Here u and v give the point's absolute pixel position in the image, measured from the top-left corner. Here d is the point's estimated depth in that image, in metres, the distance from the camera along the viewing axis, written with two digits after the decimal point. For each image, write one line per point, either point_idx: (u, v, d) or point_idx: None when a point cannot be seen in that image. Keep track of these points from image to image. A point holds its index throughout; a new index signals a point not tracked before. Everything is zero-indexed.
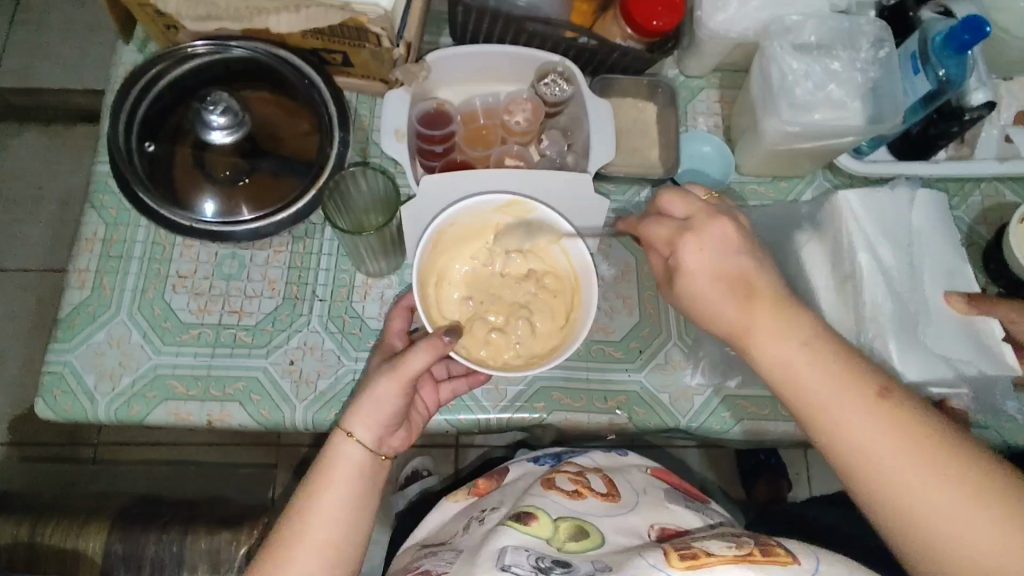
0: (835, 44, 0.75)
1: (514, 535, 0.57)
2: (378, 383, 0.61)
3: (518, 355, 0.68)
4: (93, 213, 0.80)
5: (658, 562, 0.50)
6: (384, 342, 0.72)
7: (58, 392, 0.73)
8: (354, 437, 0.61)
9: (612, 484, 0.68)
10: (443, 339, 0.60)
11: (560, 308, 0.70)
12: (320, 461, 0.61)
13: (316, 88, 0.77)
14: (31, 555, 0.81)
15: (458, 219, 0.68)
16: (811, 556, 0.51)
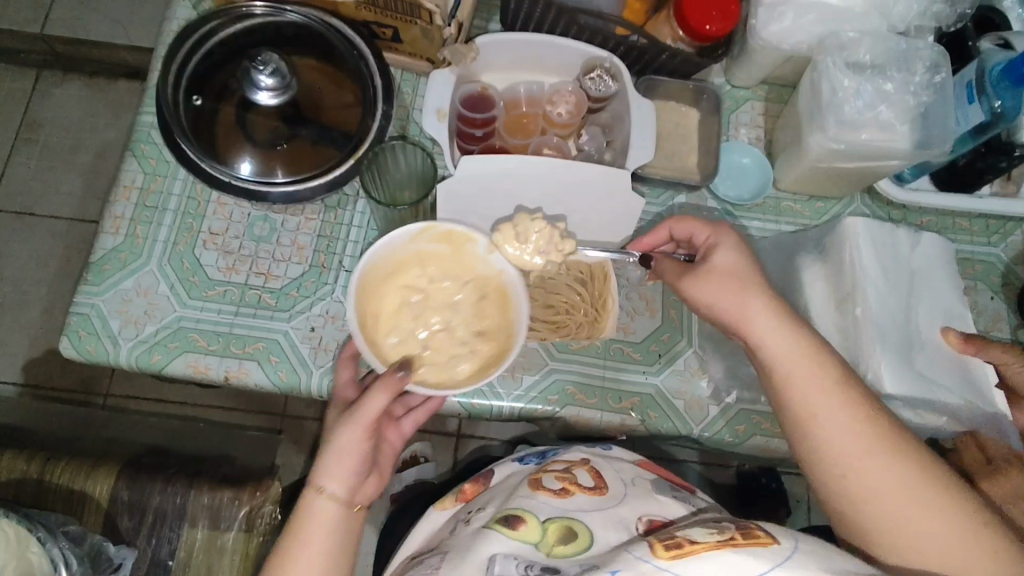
0: (889, 65, 0.74)
1: (503, 542, 0.57)
2: (341, 434, 0.61)
3: (459, 373, 0.67)
4: (133, 161, 0.81)
5: (645, 555, 0.50)
6: (336, 395, 0.70)
7: (83, 333, 0.74)
8: (323, 491, 0.61)
9: (598, 476, 0.66)
10: (397, 377, 0.61)
11: (502, 324, 0.69)
12: (295, 517, 0.62)
13: (364, 59, 0.77)
14: (41, 490, 0.83)
15: (392, 253, 0.67)
16: (789, 536, 0.52)
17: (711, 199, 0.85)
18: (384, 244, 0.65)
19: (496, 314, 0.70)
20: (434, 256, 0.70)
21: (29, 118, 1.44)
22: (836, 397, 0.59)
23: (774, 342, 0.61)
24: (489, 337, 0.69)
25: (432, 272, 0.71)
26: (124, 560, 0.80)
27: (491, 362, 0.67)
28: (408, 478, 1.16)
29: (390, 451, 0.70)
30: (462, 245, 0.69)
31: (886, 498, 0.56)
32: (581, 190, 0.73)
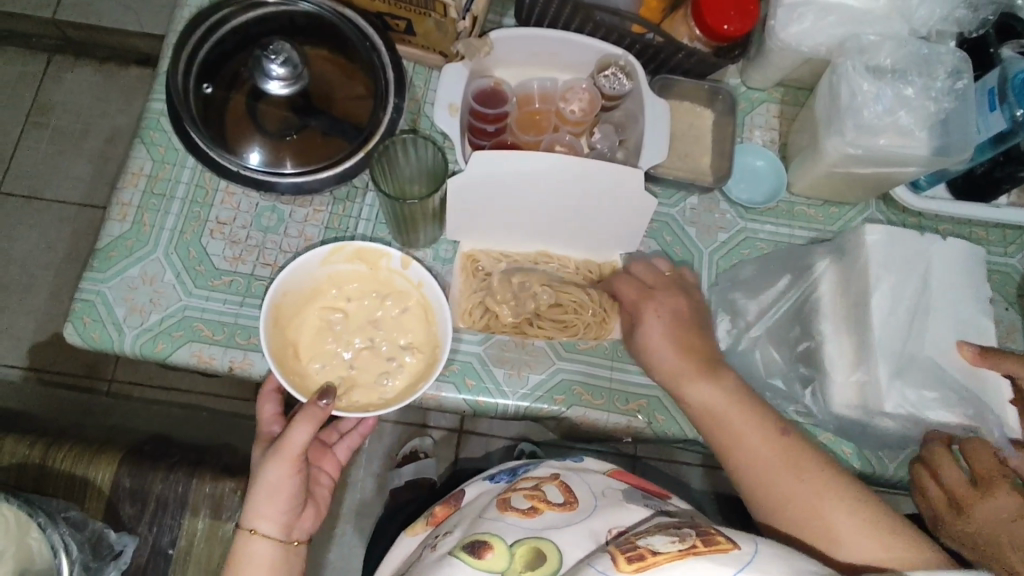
0: (910, 70, 0.73)
1: (468, 574, 0.56)
2: (267, 473, 0.62)
3: (387, 391, 0.67)
4: (142, 148, 0.80)
5: (607, 569, 0.51)
6: (262, 431, 0.71)
7: (88, 320, 0.73)
8: (257, 531, 0.63)
9: (569, 491, 0.65)
10: (319, 405, 0.60)
11: (428, 337, 0.69)
12: (231, 560, 0.63)
13: (376, 52, 0.77)
14: (42, 475, 0.82)
15: (303, 276, 0.67)
16: (749, 539, 0.53)
17: (724, 201, 0.84)
18: (293, 269, 0.66)
19: (420, 327, 0.70)
20: (351, 275, 0.70)
21: (40, 103, 1.44)
22: (751, 421, 0.65)
23: (697, 394, 0.67)
24: (416, 350, 0.69)
25: (353, 292, 0.71)
26: (125, 547, 0.80)
27: (422, 375, 0.67)
28: (405, 473, 1.21)
29: (325, 486, 0.72)
30: (375, 262, 0.69)
31: (811, 508, 0.60)
32: (592, 189, 0.72)
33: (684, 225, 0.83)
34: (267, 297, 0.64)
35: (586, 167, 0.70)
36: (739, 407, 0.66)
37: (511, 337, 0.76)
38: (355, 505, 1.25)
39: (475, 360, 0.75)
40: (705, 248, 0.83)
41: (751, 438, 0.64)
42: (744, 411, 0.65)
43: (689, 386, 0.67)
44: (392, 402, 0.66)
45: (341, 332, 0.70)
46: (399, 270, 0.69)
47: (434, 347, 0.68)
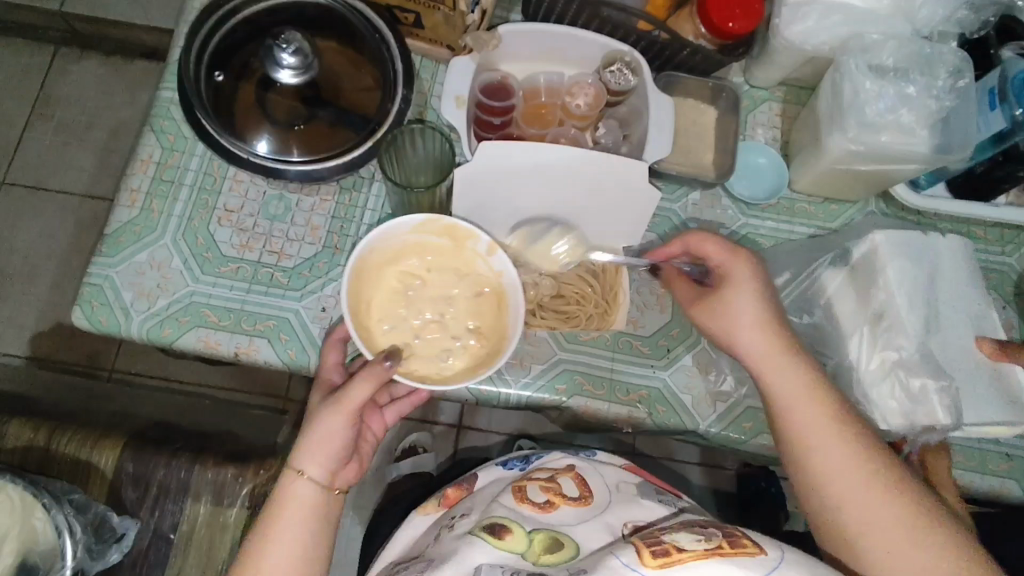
0: (912, 69, 0.74)
1: (488, 551, 0.57)
2: (323, 421, 0.62)
3: (443, 368, 0.68)
4: (152, 135, 0.81)
5: (632, 561, 0.51)
6: (322, 377, 0.70)
7: (96, 304, 0.74)
8: (305, 475, 0.62)
9: (584, 484, 0.66)
10: (385, 367, 0.61)
11: (496, 326, 0.70)
12: (274, 498, 0.63)
13: (385, 43, 0.78)
14: (46, 459, 0.83)
15: (393, 237, 0.68)
16: (775, 545, 0.53)
17: (726, 198, 0.85)
18: (385, 229, 0.66)
19: (489, 316, 0.70)
20: (433, 247, 0.70)
21: (45, 94, 1.45)
22: (837, 439, 0.62)
23: (780, 382, 0.65)
24: (480, 334, 0.70)
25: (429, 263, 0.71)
26: (126, 531, 0.80)
27: (482, 361, 0.68)
28: (404, 466, 1.18)
29: (370, 441, 0.72)
30: (461, 240, 0.69)
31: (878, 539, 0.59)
32: (595, 181, 0.74)
33: (686, 220, 0.84)
34: (355, 250, 0.64)
35: (590, 158, 0.72)
36: (825, 421, 0.63)
37: None
38: None
39: None
40: None
41: (823, 426, 0.63)
42: (832, 426, 0.63)
43: (772, 372, 0.66)
44: (446, 380, 0.67)
45: (413, 300, 0.70)
46: (483, 253, 0.69)
47: (500, 339, 0.69)
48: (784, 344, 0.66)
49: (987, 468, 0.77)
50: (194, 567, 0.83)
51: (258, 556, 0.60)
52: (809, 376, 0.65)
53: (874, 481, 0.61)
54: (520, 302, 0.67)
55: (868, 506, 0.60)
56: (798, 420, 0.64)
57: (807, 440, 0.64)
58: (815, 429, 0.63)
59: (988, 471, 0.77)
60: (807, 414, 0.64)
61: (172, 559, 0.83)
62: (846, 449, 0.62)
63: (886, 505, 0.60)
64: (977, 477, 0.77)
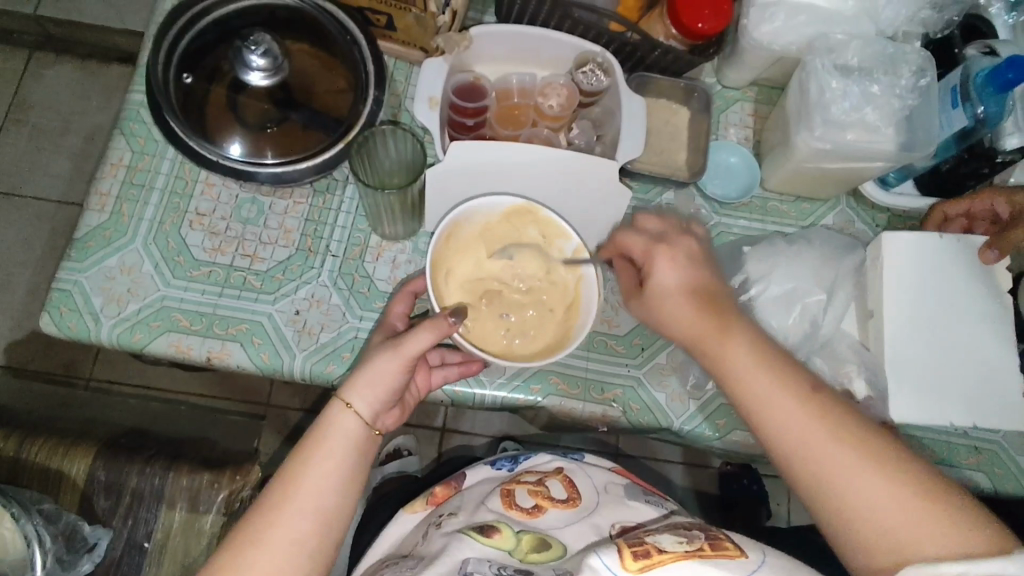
0: (876, 68, 0.75)
1: (475, 547, 0.56)
2: (377, 360, 0.61)
3: (498, 345, 0.68)
4: (122, 139, 0.80)
5: (614, 564, 0.50)
6: (385, 324, 0.70)
7: (65, 310, 0.73)
8: (352, 407, 0.60)
9: (572, 486, 0.66)
10: (448, 321, 0.60)
11: (555, 334, 0.68)
12: (315, 428, 0.60)
13: (357, 45, 0.78)
14: (15, 467, 0.82)
15: (490, 216, 0.69)
16: (758, 550, 0.53)
17: (699, 197, 0.86)
18: (481, 204, 0.67)
19: (557, 325, 0.69)
20: (533, 243, 0.71)
21: (20, 99, 1.43)
22: (782, 394, 0.57)
23: (718, 348, 0.60)
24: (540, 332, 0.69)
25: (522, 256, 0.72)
26: (98, 540, 0.79)
27: (543, 354, 0.67)
28: (387, 469, 1.18)
29: (413, 396, 0.69)
30: (552, 239, 0.70)
31: (843, 486, 0.52)
32: (564, 179, 0.74)
33: None
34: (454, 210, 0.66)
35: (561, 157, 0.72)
36: (770, 374, 0.58)
37: None
38: None
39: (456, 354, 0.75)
40: None
41: (771, 388, 0.57)
42: (777, 379, 0.57)
43: (711, 339, 0.61)
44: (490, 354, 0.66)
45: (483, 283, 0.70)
46: (570, 256, 0.69)
47: (566, 336, 0.68)
48: (716, 324, 0.61)
49: (954, 461, 0.78)
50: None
51: (293, 482, 0.56)
52: (763, 352, 0.59)
53: (832, 427, 0.55)
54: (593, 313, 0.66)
55: (860, 479, 0.52)
56: (756, 407, 0.57)
57: (761, 407, 0.57)
58: (772, 411, 0.56)
59: (957, 464, 0.78)
60: (750, 377, 0.58)
61: (145, 568, 0.81)
62: (809, 419, 0.55)
63: (871, 472, 0.52)
64: (947, 471, 0.78)
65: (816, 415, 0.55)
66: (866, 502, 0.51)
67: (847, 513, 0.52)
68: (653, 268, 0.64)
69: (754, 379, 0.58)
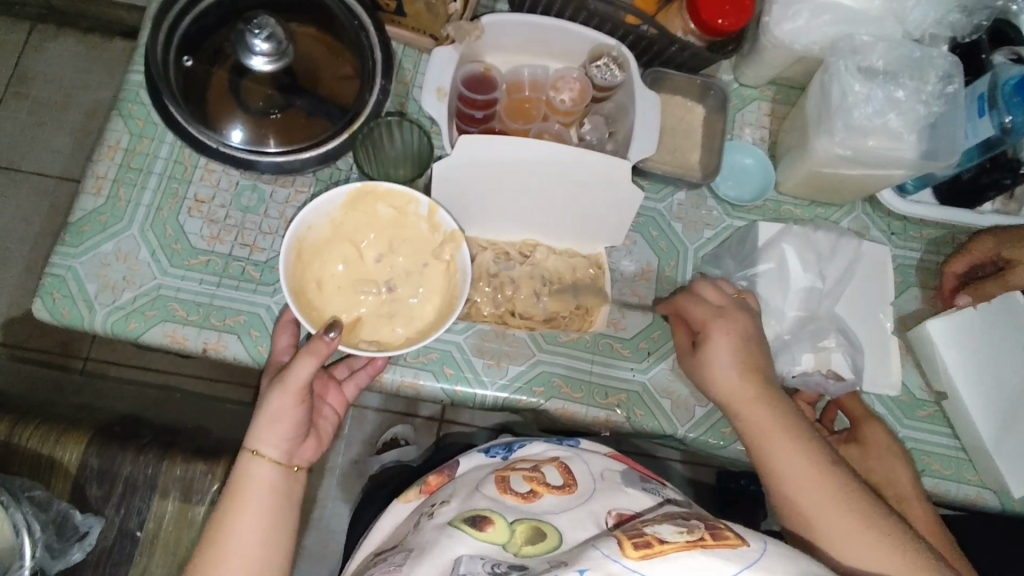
0: (902, 72, 0.72)
1: (469, 542, 0.55)
2: (271, 402, 0.62)
3: (396, 335, 0.70)
4: (120, 120, 0.78)
5: (614, 553, 0.49)
6: (274, 359, 0.70)
7: (58, 296, 0.71)
8: (259, 455, 0.62)
9: (567, 472, 0.64)
10: (324, 342, 0.61)
11: (446, 294, 0.71)
12: (231, 485, 0.62)
13: (365, 31, 0.75)
14: (7, 452, 0.81)
15: (330, 213, 0.69)
16: (759, 539, 0.52)
17: (711, 198, 0.84)
18: (313, 207, 0.67)
19: (442, 277, 0.72)
20: (384, 219, 0.72)
21: (20, 72, 1.40)
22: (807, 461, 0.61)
23: (751, 412, 0.65)
24: (430, 292, 0.72)
25: (387, 238, 0.73)
26: (90, 528, 0.78)
27: (435, 322, 0.70)
28: (387, 459, 1.22)
29: (329, 420, 0.72)
30: (402, 207, 0.69)
31: (855, 555, 0.58)
32: (574, 176, 0.72)
33: (671, 220, 0.83)
34: (290, 229, 0.66)
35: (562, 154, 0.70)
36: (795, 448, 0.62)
37: (491, 327, 0.75)
38: (333, 492, 1.24)
39: (455, 350, 0.74)
40: (690, 245, 0.82)
41: (795, 459, 0.62)
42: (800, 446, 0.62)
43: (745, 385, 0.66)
44: (395, 348, 0.69)
45: (364, 273, 0.73)
46: (427, 216, 0.69)
47: (451, 300, 0.70)
48: (756, 391, 0.65)
49: (963, 478, 0.76)
50: (160, 565, 0.81)
51: (218, 545, 0.59)
52: (791, 421, 0.64)
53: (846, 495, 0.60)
54: (466, 261, 0.68)
55: (867, 552, 0.58)
56: (779, 467, 0.62)
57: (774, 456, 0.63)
58: (794, 478, 0.61)
59: (964, 480, 0.76)
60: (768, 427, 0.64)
61: (137, 558, 0.80)
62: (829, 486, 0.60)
63: (879, 545, 0.58)
64: (953, 486, 0.76)
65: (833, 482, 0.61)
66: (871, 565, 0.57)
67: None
68: (710, 339, 0.67)
69: (778, 447, 0.63)
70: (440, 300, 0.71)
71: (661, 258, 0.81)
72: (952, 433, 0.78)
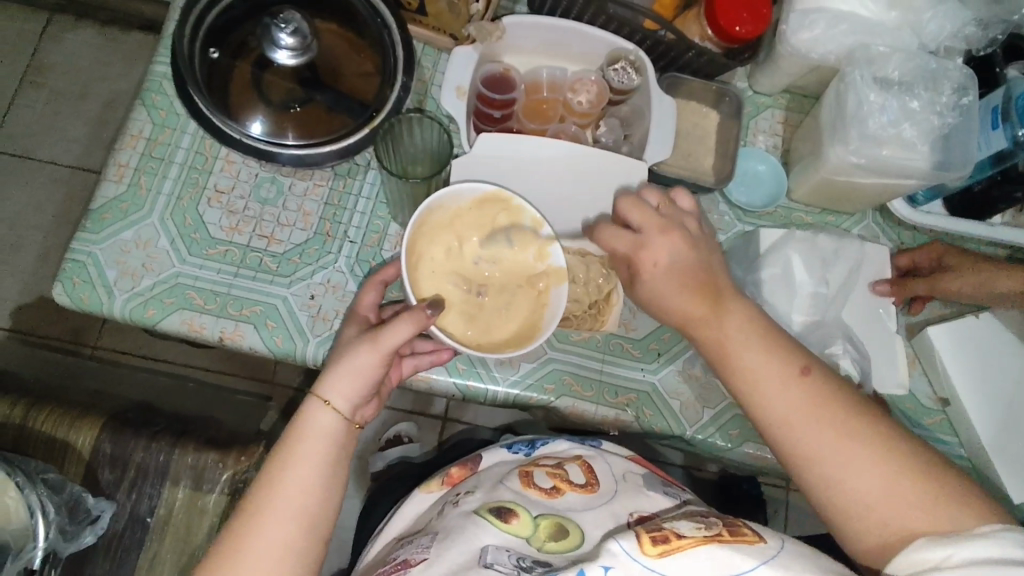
0: (916, 83, 0.73)
1: (495, 534, 0.56)
2: (356, 355, 0.61)
3: (468, 335, 0.67)
4: (143, 110, 0.79)
5: (632, 548, 0.49)
6: (356, 315, 0.70)
7: (78, 281, 0.72)
8: (330, 405, 0.60)
9: (591, 472, 0.64)
10: (426, 313, 0.60)
11: (527, 322, 0.68)
12: (294, 426, 0.60)
13: (387, 29, 0.76)
14: (21, 435, 0.81)
15: (460, 204, 0.67)
16: (777, 537, 0.52)
17: (723, 203, 0.85)
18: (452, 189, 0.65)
19: (527, 306, 0.69)
20: (493, 230, 0.69)
21: (37, 61, 1.42)
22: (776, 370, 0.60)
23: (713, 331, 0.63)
24: (512, 314, 0.68)
25: (486, 247, 0.70)
26: (102, 512, 0.79)
27: (508, 343, 0.67)
28: (391, 456, 1.21)
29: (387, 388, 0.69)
30: (520, 226, 0.68)
31: (841, 472, 0.56)
32: (589, 175, 0.73)
33: None
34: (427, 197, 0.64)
35: (576, 151, 0.73)
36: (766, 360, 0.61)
37: None
38: None
39: None
40: None
41: (760, 372, 0.60)
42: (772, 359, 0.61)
43: (749, 353, 0.61)
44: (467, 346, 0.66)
45: (462, 269, 0.69)
46: (541, 243, 0.68)
47: (534, 328, 0.67)
48: (714, 308, 0.63)
49: (968, 486, 0.77)
50: (169, 551, 0.81)
51: (275, 484, 0.57)
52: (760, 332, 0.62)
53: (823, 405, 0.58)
54: (562, 295, 0.66)
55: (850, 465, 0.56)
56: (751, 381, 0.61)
57: (782, 427, 0.59)
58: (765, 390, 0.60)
59: None
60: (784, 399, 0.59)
61: (147, 543, 0.81)
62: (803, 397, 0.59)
63: (865, 454, 0.56)
64: None
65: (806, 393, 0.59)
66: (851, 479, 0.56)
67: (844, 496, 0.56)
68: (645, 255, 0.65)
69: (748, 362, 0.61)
70: (522, 325, 0.68)
71: None
72: (960, 443, 0.79)
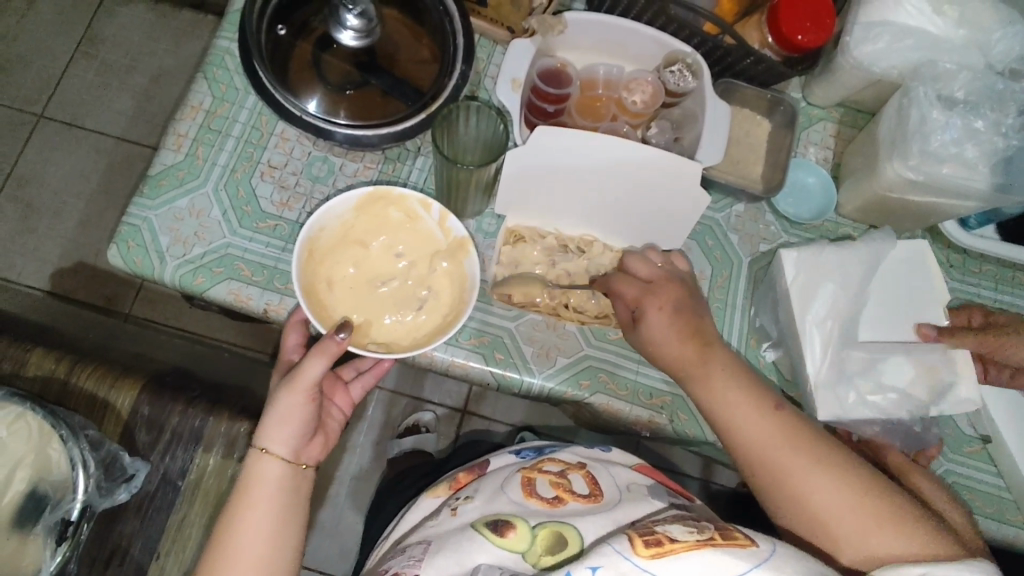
0: (983, 103, 0.72)
1: (488, 551, 0.57)
2: (283, 400, 0.64)
3: (397, 334, 0.71)
4: (204, 83, 0.80)
5: (625, 549, 0.50)
6: (284, 357, 0.72)
7: (132, 244, 0.74)
8: (268, 452, 0.64)
9: (595, 483, 0.64)
10: (336, 339, 0.62)
11: (452, 300, 0.72)
12: (240, 485, 0.64)
13: (449, 16, 0.77)
14: (65, 391, 0.83)
15: (343, 214, 0.70)
16: (769, 541, 0.52)
17: (770, 213, 0.84)
18: (327, 210, 0.68)
19: (451, 283, 0.73)
20: (392, 224, 0.73)
21: (90, 34, 1.45)
22: (749, 398, 0.63)
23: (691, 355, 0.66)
24: (439, 292, 0.73)
25: (400, 242, 0.74)
26: (136, 472, 0.81)
27: (441, 325, 0.71)
28: (404, 444, 1.20)
29: (337, 417, 0.73)
30: (411, 214, 0.72)
31: (812, 489, 0.59)
32: (638, 179, 0.73)
33: (728, 231, 0.83)
34: (304, 230, 0.67)
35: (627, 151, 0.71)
36: (743, 388, 0.64)
37: (543, 317, 0.76)
38: (354, 470, 1.26)
39: (507, 336, 0.75)
40: (745, 257, 0.82)
41: (732, 393, 0.64)
42: (745, 383, 0.64)
43: (714, 386, 0.64)
44: (403, 348, 0.70)
45: (378, 267, 0.74)
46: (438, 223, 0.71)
47: (460, 303, 0.71)
48: (697, 342, 0.66)
49: (1006, 516, 0.75)
50: (198, 515, 0.83)
51: (229, 544, 0.61)
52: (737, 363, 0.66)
53: (790, 427, 0.61)
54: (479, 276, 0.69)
55: (814, 478, 0.59)
56: (724, 404, 0.64)
57: (757, 454, 0.61)
58: (737, 411, 0.63)
59: (1005, 520, 0.75)
60: (757, 431, 0.62)
61: (177, 506, 0.83)
62: (768, 417, 0.62)
63: (826, 472, 0.59)
64: (993, 525, 0.75)
65: (775, 417, 0.62)
66: (815, 494, 0.59)
67: (816, 511, 0.59)
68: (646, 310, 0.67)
69: (725, 389, 0.64)
70: (451, 299, 0.72)
71: (714, 268, 0.81)
72: (998, 472, 0.77)
